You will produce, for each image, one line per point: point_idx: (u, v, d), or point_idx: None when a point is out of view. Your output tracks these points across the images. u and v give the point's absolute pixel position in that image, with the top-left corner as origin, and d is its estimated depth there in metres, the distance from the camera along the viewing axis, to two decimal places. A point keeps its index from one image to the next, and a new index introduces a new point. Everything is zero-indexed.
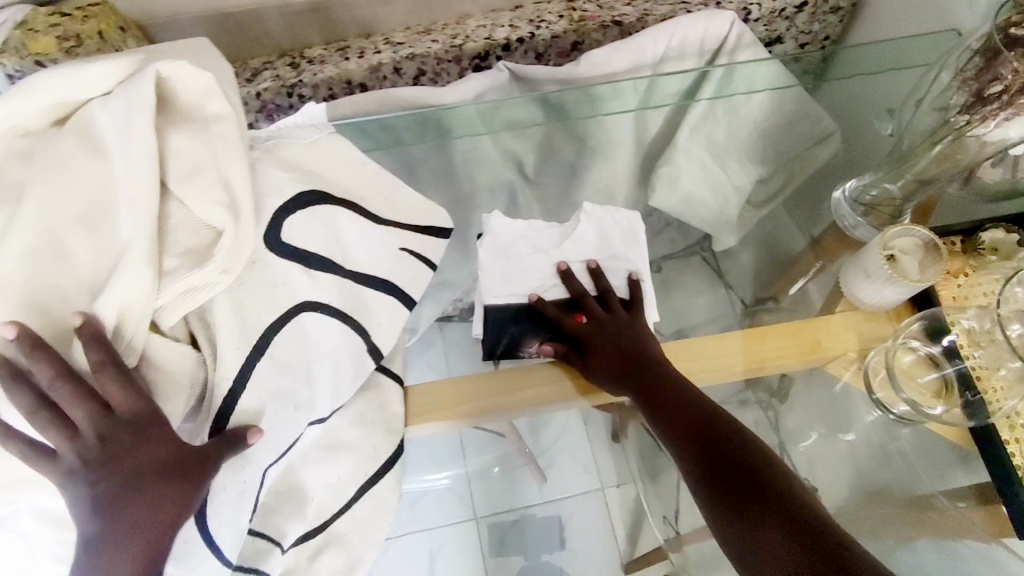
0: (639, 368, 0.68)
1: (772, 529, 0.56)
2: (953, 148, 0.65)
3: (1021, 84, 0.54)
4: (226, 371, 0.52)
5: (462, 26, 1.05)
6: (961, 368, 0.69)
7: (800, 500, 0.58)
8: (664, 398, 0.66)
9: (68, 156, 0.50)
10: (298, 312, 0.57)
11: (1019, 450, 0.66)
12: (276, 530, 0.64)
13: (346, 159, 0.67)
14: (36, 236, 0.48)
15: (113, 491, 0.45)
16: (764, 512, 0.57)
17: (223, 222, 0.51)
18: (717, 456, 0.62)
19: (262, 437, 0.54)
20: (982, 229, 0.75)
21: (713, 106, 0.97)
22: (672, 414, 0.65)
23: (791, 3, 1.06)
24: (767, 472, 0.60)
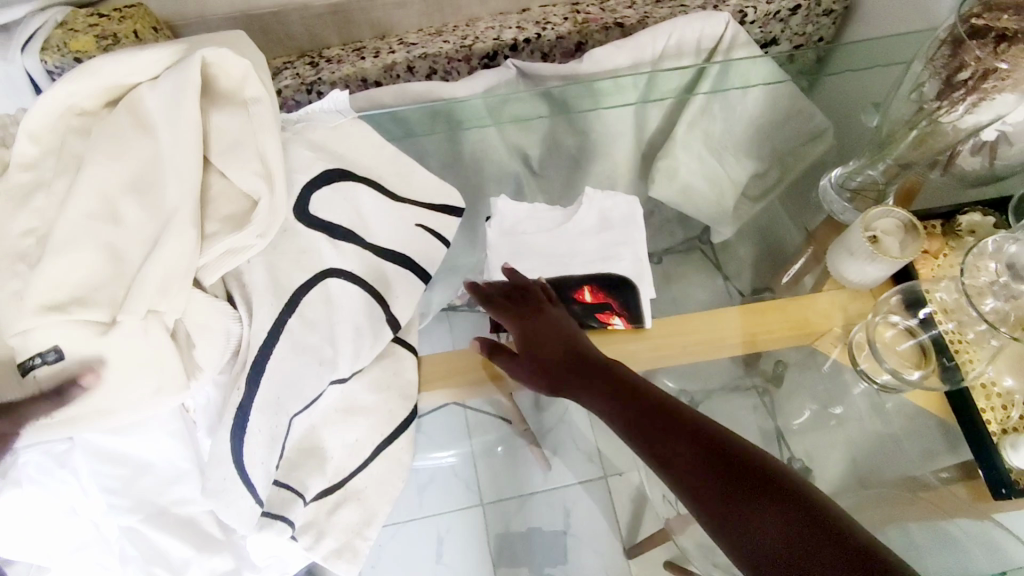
0: (599, 365, 0.68)
1: (767, 520, 0.52)
2: (930, 131, 0.70)
3: (984, 70, 0.59)
4: (260, 327, 0.57)
5: (472, 28, 1.12)
6: (936, 336, 0.73)
7: (786, 481, 0.54)
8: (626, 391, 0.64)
9: (121, 132, 0.56)
10: (324, 277, 0.63)
11: (994, 417, 0.70)
12: (300, 482, 0.68)
13: (366, 142, 0.72)
14: (93, 202, 0.53)
15: None
16: (756, 497, 0.54)
17: (259, 191, 0.57)
18: (692, 445, 0.58)
19: (293, 388, 0.59)
20: (960, 213, 0.80)
21: (710, 101, 1.03)
22: (634, 410, 0.63)
23: (784, 5, 1.11)
24: (747, 456, 0.56)
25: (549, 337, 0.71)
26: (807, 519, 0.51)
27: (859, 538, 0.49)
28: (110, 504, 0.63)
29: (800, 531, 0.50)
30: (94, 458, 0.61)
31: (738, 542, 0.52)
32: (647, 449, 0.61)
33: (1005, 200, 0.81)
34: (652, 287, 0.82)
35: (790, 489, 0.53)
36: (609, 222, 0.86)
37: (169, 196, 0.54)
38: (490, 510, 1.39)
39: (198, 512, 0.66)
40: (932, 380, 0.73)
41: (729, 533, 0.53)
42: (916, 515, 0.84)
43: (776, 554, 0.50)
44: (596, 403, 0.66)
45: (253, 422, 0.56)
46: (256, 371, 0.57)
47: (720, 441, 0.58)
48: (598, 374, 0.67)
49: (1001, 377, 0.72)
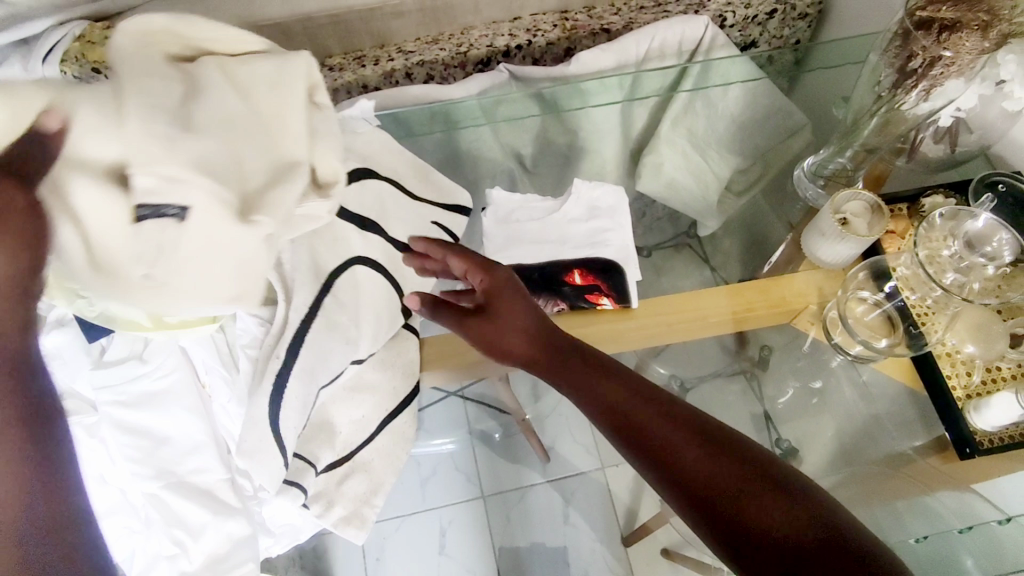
0: (568, 350, 0.66)
1: (744, 502, 0.54)
2: (890, 115, 0.77)
3: (931, 58, 0.65)
4: (298, 304, 0.63)
5: (466, 35, 1.18)
6: (900, 304, 0.81)
7: (761, 463, 0.56)
8: (600, 380, 0.63)
9: (237, 73, 0.51)
10: (354, 263, 0.69)
11: (959, 383, 0.76)
12: (311, 454, 0.72)
13: (381, 147, 0.81)
14: (221, 113, 0.49)
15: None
16: (751, 493, 0.54)
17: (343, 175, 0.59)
18: (675, 436, 0.58)
19: (321, 363, 0.65)
20: (924, 196, 0.85)
21: (693, 99, 1.09)
22: (611, 394, 0.62)
23: (762, 9, 1.18)
24: (725, 438, 0.58)
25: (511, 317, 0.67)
26: (781, 501, 0.53)
27: (829, 521, 0.52)
28: (133, 472, 0.67)
29: (775, 515, 0.53)
30: (118, 429, 0.66)
31: (735, 539, 0.53)
32: (628, 439, 0.60)
33: (966, 183, 0.87)
34: (638, 270, 0.88)
35: (765, 470, 0.55)
36: (597, 212, 0.92)
37: (288, 149, 0.53)
38: (491, 502, 1.40)
39: (215, 482, 0.71)
40: (900, 348, 0.80)
41: (702, 519, 0.55)
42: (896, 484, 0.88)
43: (748, 539, 0.52)
44: (570, 385, 0.64)
45: (290, 391, 0.62)
46: (296, 346, 0.62)
47: (698, 424, 0.59)
48: (573, 358, 0.66)
49: (962, 345, 0.77)
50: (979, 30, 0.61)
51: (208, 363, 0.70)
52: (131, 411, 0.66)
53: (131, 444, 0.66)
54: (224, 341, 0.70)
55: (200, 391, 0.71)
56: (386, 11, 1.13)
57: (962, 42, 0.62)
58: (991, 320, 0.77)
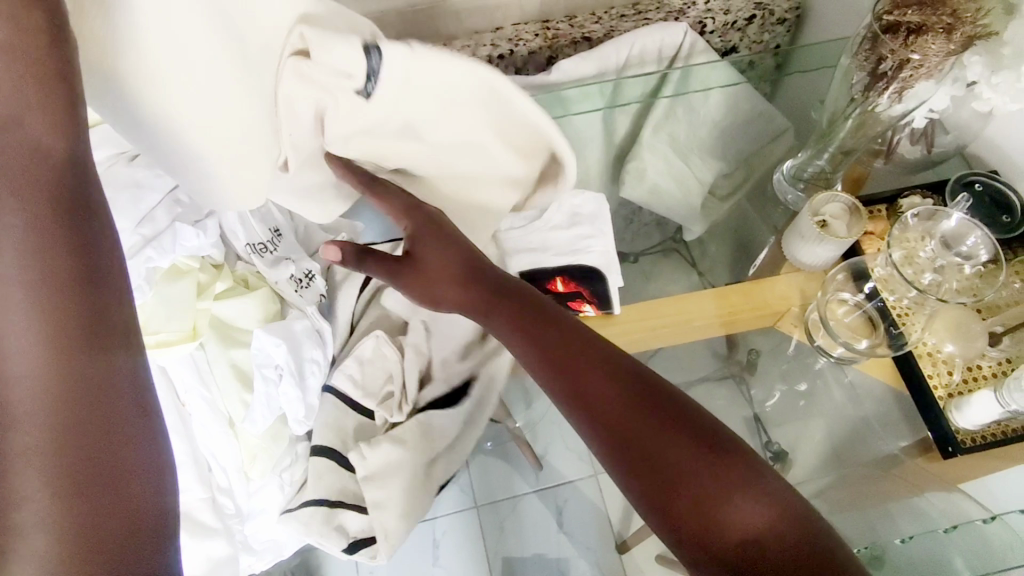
0: (506, 297, 0.65)
1: (687, 475, 0.54)
2: (864, 117, 0.78)
3: (899, 61, 0.66)
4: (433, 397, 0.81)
5: (449, 46, 1.17)
6: (879, 304, 0.82)
7: (705, 432, 0.55)
8: (540, 328, 0.62)
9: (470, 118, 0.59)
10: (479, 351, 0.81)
11: (939, 382, 0.77)
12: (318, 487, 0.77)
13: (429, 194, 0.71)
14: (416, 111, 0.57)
15: (56, 424, 0.35)
16: (705, 465, 0.54)
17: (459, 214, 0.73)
18: (616, 394, 0.57)
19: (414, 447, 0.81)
20: (901, 197, 0.86)
21: (674, 105, 1.08)
22: (551, 345, 0.61)
23: (741, 15, 1.19)
24: (669, 400, 0.57)
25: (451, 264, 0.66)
26: (719, 469, 0.54)
27: (767, 497, 0.53)
28: None
29: (712, 486, 0.53)
30: None
31: (686, 516, 0.53)
32: (568, 389, 0.59)
33: (943, 183, 0.88)
34: (621, 275, 0.89)
35: (708, 438, 0.55)
36: (579, 218, 0.91)
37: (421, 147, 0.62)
38: (484, 513, 1.42)
39: (193, 503, 0.70)
40: (881, 349, 0.81)
41: (639, 487, 0.55)
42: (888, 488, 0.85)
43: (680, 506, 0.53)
44: (511, 333, 0.63)
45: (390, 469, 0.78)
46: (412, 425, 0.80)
47: (637, 381, 0.58)
48: (519, 308, 0.64)
49: (942, 344, 0.78)
50: (943, 32, 0.62)
51: (187, 382, 0.69)
52: None
53: None
54: (203, 359, 0.70)
55: (180, 410, 0.69)
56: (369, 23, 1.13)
57: (929, 45, 0.63)
58: (971, 318, 0.78)
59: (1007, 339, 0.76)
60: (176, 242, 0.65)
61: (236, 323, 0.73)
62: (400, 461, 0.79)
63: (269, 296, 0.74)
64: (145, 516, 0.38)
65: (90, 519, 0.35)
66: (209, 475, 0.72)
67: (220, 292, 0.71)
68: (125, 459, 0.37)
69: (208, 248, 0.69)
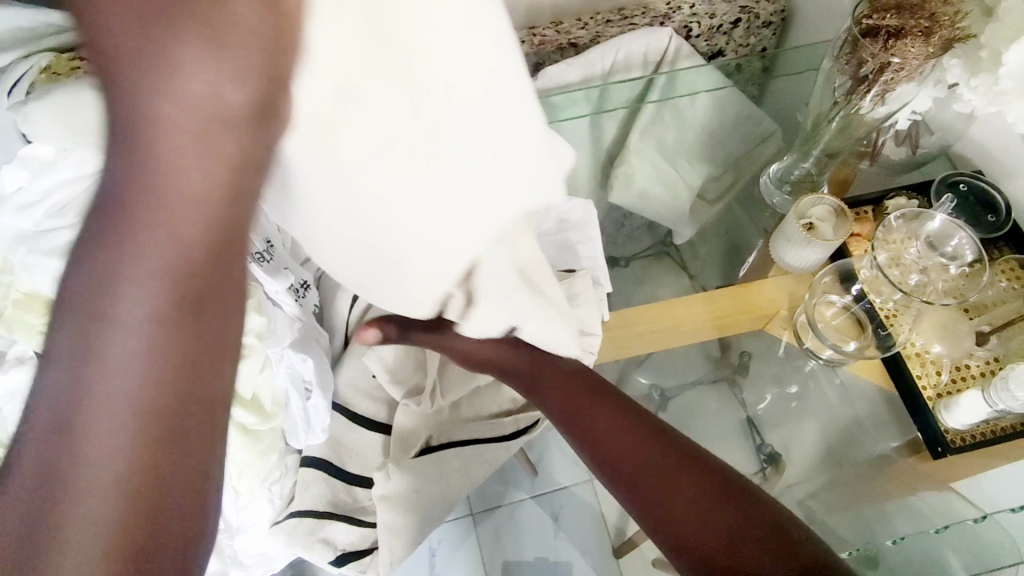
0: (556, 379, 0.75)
1: (721, 542, 0.62)
2: (847, 120, 0.78)
3: (879, 65, 0.67)
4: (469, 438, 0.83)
5: None
6: (867, 306, 0.83)
7: (690, 458, 0.69)
8: (587, 407, 0.73)
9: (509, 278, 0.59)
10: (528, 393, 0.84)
11: (928, 382, 0.77)
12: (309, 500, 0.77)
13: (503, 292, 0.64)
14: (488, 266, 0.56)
15: (154, 447, 0.39)
16: (737, 533, 0.63)
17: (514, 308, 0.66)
18: (654, 469, 0.68)
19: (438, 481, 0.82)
20: (887, 198, 0.86)
21: (661, 109, 1.05)
22: (561, 399, 0.74)
23: (726, 19, 1.19)
24: (661, 435, 0.71)
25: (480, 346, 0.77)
26: (751, 539, 0.62)
27: (783, 556, 0.61)
28: None
29: (745, 551, 0.61)
30: None
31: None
32: (610, 466, 0.70)
33: (928, 183, 0.88)
34: (609, 280, 0.89)
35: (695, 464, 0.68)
36: (566, 224, 0.89)
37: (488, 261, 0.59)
38: (480, 520, 1.38)
39: None
40: (869, 351, 0.81)
41: (677, 551, 0.64)
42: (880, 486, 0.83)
43: (678, 513, 0.65)
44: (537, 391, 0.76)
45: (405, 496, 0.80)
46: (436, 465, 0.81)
47: (674, 455, 0.69)
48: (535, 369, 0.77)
49: (930, 345, 0.78)
50: (921, 35, 0.62)
51: None
52: None
53: None
54: None
55: None
56: None
57: (909, 48, 0.64)
58: (958, 318, 0.78)
59: (994, 339, 0.77)
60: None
61: None
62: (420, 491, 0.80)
63: (257, 307, 0.68)
64: (186, 533, 0.42)
65: (153, 527, 0.40)
66: None
67: None
68: (190, 485, 0.41)
69: None
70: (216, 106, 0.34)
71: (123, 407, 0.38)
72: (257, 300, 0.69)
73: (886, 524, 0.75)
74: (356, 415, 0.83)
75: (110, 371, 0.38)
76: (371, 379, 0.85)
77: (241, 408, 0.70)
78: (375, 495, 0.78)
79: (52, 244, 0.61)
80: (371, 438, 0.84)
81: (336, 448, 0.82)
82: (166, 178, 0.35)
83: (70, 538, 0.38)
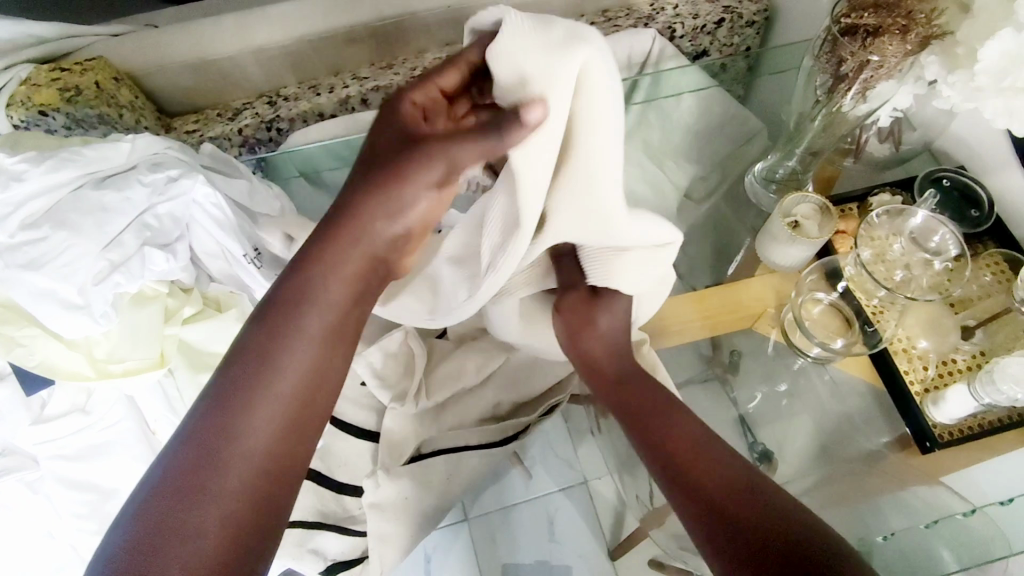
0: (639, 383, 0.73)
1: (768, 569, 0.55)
2: (830, 118, 0.79)
3: (858, 63, 0.68)
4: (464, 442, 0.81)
5: (420, 59, 1.15)
6: (853, 303, 0.83)
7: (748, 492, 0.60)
8: (665, 415, 0.69)
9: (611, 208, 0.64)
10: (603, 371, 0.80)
11: (914, 377, 0.77)
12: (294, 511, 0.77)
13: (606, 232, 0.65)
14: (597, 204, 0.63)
15: (286, 420, 0.58)
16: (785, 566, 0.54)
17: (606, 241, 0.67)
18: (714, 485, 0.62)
19: (432, 488, 0.80)
20: (872, 195, 0.87)
21: (645, 111, 1.05)
22: (637, 408, 0.71)
23: (710, 19, 1.19)
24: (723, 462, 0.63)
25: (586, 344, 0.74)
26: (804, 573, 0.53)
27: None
28: (78, 527, 0.70)
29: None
30: (63, 485, 0.68)
31: None
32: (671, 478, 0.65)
33: (912, 179, 0.89)
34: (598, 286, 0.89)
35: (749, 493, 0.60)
36: None
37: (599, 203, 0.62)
38: (475, 526, 1.37)
39: None
40: (857, 347, 0.81)
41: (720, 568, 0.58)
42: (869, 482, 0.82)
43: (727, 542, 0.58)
44: (622, 401, 0.72)
45: (397, 501, 0.78)
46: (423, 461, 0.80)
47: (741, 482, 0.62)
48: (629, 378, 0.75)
49: (916, 340, 0.79)
50: (899, 33, 0.63)
51: (158, 412, 0.69)
52: (73, 468, 0.68)
53: (77, 502, 0.68)
54: (172, 387, 0.69)
55: (151, 438, 0.70)
56: (338, 39, 1.11)
57: (886, 47, 0.64)
58: (943, 313, 0.79)
59: (980, 332, 0.78)
60: (144, 266, 0.63)
61: (208, 347, 0.70)
62: (412, 496, 0.78)
63: (240, 316, 0.71)
64: (277, 502, 0.56)
65: (263, 484, 0.55)
66: None
67: (189, 315, 0.69)
68: (294, 463, 0.58)
69: (177, 271, 0.67)
70: (389, 235, 0.62)
71: (279, 395, 0.57)
72: (241, 309, 0.72)
73: (878, 518, 0.74)
74: (344, 423, 0.82)
75: (277, 367, 0.58)
76: (359, 386, 0.84)
77: None
78: (364, 503, 0.76)
79: (19, 256, 0.58)
80: (358, 446, 0.83)
81: (323, 455, 0.81)
82: (355, 242, 0.61)
83: (205, 478, 0.52)
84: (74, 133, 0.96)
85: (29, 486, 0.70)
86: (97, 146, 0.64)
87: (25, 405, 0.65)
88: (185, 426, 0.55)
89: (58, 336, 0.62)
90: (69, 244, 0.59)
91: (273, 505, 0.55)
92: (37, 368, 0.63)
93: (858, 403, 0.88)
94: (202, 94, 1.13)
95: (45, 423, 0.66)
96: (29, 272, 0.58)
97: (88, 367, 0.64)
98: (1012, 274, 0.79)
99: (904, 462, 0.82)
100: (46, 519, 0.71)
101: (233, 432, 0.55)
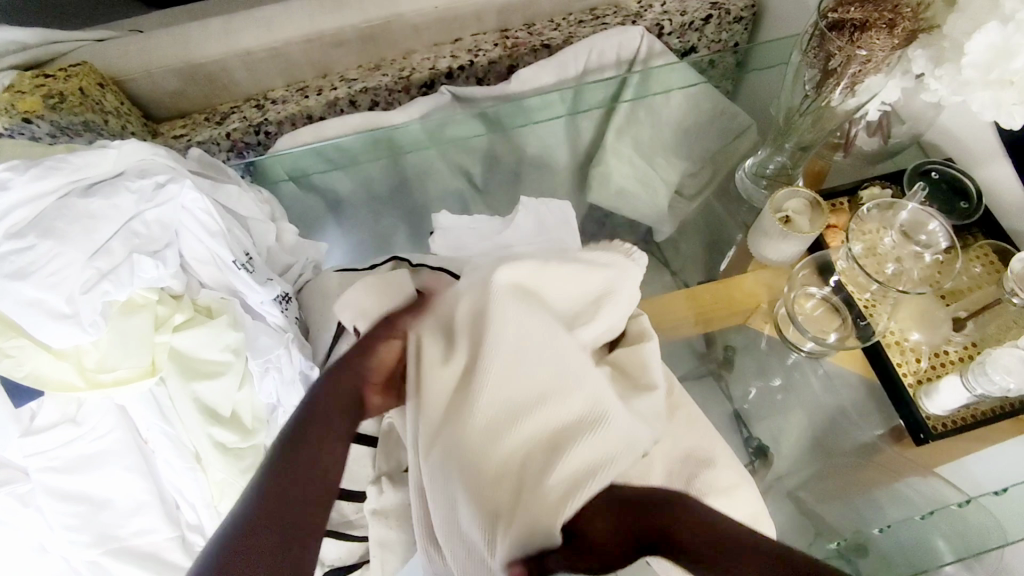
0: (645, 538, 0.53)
1: None
2: (819, 113, 0.79)
3: (847, 58, 0.68)
4: None
5: (408, 60, 1.14)
6: (846, 296, 0.83)
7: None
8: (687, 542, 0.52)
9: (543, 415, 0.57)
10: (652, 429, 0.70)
11: (908, 369, 0.78)
12: None
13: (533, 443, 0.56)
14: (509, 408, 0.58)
15: (312, 477, 0.55)
16: None
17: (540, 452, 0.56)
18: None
19: None
20: (862, 188, 0.88)
21: (635, 108, 1.06)
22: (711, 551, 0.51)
23: (698, 16, 1.19)
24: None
25: (599, 532, 0.52)
26: None
27: None
28: (70, 540, 0.68)
29: None
30: (55, 498, 0.67)
31: None
32: None
33: (900, 172, 0.89)
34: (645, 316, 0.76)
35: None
36: (545, 226, 0.93)
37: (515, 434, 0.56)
38: None
39: (160, 542, 0.71)
40: (850, 341, 0.82)
41: None
42: (864, 474, 0.82)
43: None
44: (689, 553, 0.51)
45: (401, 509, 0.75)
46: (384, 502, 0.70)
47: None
48: (641, 506, 0.54)
49: (908, 332, 0.80)
50: (886, 28, 0.63)
51: (149, 420, 0.68)
52: (64, 480, 0.67)
53: (68, 514, 0.67)
54: (165, 396, 0.68)
55: (143, 448, 0.69)
56: (325, 41, 1.10)
57: (874, 41, 0.65)
58: (934, 305, 0.80)
59: (971, 324, 0.78)
60: (133, 274, 0.63)
61: (199, 355, 0.69)
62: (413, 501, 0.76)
63: (232, 323, 0.71)
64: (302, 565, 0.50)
65: (289, 545, 0.50)
66: (177, 512, 0.72)
67: (180, 323, 0.68)
68: (317, 528, 0.53)
69: (167, 278, 0.66)
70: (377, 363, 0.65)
71: (308, 462, 0.56)
72: (233, 314, 0.72)
73: (875, 512, 0.74)
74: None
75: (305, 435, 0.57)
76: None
77: (222, 423, 0.71)
78: (366, 510, 0.74)
79: (3, 266, 0.56)
80: None
81: None
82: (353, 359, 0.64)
83: (249, 541, 0.49)
84: (59, 140, 0.95)
85: (20, 501, 0.68)
86: (83, 153, 0.63)
87: (14, 416, 0.63)
88: (253, 485, 0.53)
89: (47, 347, 0.61)
90: (54, 253, 0.58)
91: (292, 555, 0.50)
92: (25, 379, 0.61)
93: (850, 395, 0.88)
94: (189, 98, 1.12)
95: (33, 436, 0.65)
96: (17, 282, 0.56)
97: (78, 378, 0.63)
98: (1001, 265, 0.79)
99: (898, 454, 0.82)
100: (39, 532, 0.70)
101: (262, 498, 0.52)
